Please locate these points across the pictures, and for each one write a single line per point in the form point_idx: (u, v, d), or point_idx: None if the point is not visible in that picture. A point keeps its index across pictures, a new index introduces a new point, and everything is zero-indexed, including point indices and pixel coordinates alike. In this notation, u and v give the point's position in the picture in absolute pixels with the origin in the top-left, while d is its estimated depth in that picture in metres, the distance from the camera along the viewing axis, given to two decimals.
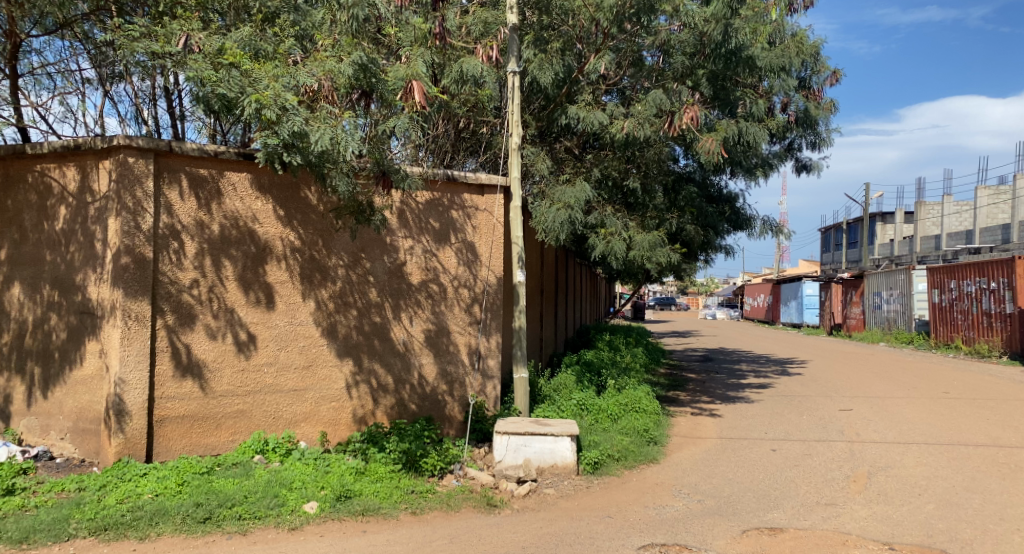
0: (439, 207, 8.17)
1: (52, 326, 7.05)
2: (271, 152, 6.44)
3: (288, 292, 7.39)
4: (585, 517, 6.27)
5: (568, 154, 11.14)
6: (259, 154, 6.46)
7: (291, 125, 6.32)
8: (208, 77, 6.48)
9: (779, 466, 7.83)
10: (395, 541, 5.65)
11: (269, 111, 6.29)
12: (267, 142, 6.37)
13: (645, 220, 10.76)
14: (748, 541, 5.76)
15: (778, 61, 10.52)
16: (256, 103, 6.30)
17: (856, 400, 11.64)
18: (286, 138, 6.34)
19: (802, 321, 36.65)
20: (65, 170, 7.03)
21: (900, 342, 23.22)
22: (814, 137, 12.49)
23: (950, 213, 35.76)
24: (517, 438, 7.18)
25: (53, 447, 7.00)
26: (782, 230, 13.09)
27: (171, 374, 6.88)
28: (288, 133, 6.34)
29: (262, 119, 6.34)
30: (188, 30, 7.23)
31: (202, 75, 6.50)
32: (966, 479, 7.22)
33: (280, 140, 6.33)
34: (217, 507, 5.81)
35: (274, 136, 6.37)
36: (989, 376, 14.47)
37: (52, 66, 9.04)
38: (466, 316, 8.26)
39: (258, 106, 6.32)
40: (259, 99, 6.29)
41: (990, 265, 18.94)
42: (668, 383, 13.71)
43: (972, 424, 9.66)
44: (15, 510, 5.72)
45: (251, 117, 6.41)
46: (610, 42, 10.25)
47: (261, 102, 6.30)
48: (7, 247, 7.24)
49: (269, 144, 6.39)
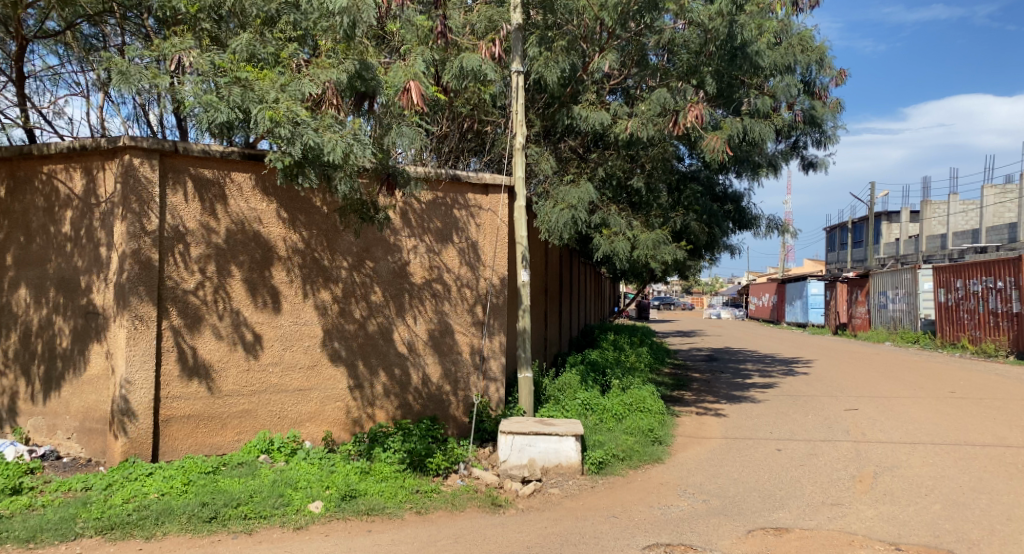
0: (443, 207, 8.17)
1: (59, 328, 7.07)
2: (289, 167, 6.50)
3: (293, 293, 7.40)
4: (590, 517, 6.28)
5: (572, 153, 11.20)
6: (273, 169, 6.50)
7: (304, 141, 6.36)
8: (210, 100, 6.51)
9: (784, 466, 7.82)
10: (400, 540, 5.66)
11: (283, 129, 6.34)
12: (282, 163, 6.42)
13: (649, 221, 10.79)
14: (754, 540, 5.76)
15: (783, 60, 10.76)
16: (269, 121, 6.35)
17: (862, 400, 11.60)
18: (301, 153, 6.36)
19: (807, 320, 36.57)
20: (71, 173, 7.05)
21: (905, 341, 23.14)
22: (820, 135, 12.47)
23: (956, 213, 35.69)
24: (521, 438, 7.18)
25: (60, 447, 7.04)
26: (787, 229, 13.09)
27: (176, 374, 6.91)
28: (303, 148, 6.36)
29: (277, 138, 6.40)
30: (181, 49, 7.20)
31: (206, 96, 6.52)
32: (972, 479, 7.20)
33: (297, 156, 6.36)
34: (222, 507, 5.83)
35: (291, 153, 6.44)
36: (997, 377, 14.40)
37: (58, 68, 9.09)
38: (470, 316, 8.27)
39: (271, 123, 6.37)
40: (272, 116, 6.34)
41: (996, 265, 18.89)
42: (673, 383, 13.67)
43: (978, 425, 9.62)
44: (22, 510, 5.74)
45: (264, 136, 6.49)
46: (615, 40, 10.37)
47: (274, 119, 6.35)
48: (14, 249, 7.29)
49: (284, 160, 6.41)
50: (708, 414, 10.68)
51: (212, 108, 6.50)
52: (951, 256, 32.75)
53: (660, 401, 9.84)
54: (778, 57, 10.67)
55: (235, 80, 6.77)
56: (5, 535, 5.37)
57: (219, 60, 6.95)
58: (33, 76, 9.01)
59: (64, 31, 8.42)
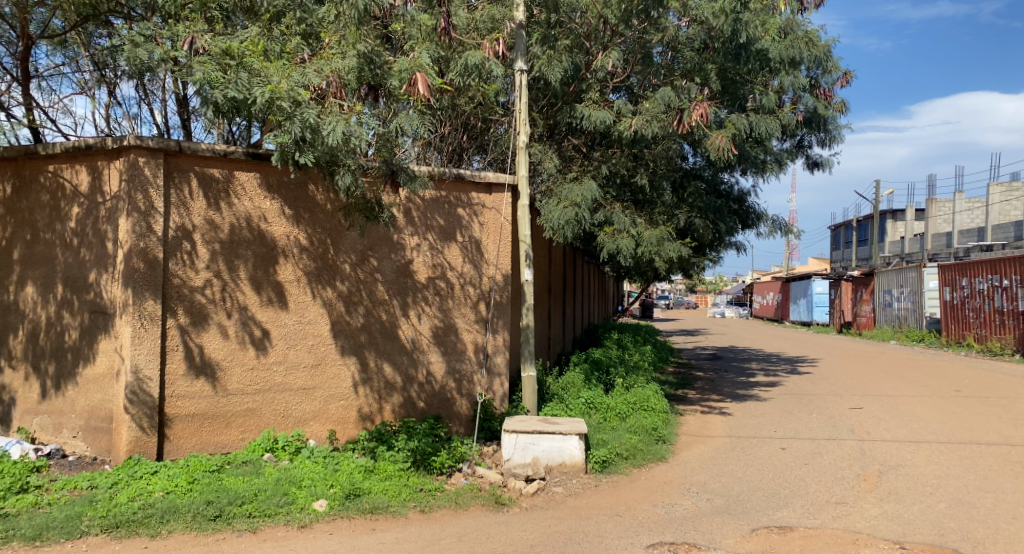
0: (445, 204, 8.18)
1: (65, 325, 7.10)
2: (288, 148, 6.56)
3: (297, 292, 7.42)
4: (594, 516, 6.27)
5: (576, 152, 11.17)
6: (273, 154, 6.59)
7: (303, 118, 6.40)
8: (217, 78, 6.56)
9: (788, 465, 7.80)
10: (405, 539, 5.67)
11: (283, 103, 6.37)
12: (281, 141, 6.48)
13: (653, 217, 10.71)
14: (758, 540, 5.76)
15: (787, 53, 10.38)
16: (270, 94, 6.39)
17: (866, 399, 11.56)
18: (300, 134, 6.40)
19: (812, 318, 36.50)
20: (76, 171, 7.08)
21: (911, 340, 23.07)
22: (825, 136, 12.49)
23: (962, 210, 35.60)
24: (525, 437, 7.17)
25: (66, 444, 7.07)
26: (792, 229, 13.04)
27: (182, 372, 6.93)
28: (302, 128, 6.40)
29: (279, 112, 6.43)
30: (194, 32, 7.25)
31: (211, 75, 6.58)
32: (977, 478, 7.18)
33: (295, 135, 6.39)
34: (227, 505, 5.83)
35: (289, 131, 6.44)
36: (1003, 376, 14.34)
37: (63, 67, 9.12)
38: (474, 313, 8.28)
39: (272, 96, 6.40)
40: (273, 90, 6.38)
41: (1002, 262, 18.84)
42: (677, 382, 13.65)
43: (983, 423, 9.58)
44: (28, 508, 5.78)
45: (265, 112, 6.51)
46: (619, 39, 10.30)
47: (275, 93, 6.39)
48: (20, 247, 7.32)
49: (283, 137, 6.45)
50: (712, 412, 10.66)
51: (217, 85, 6.53)
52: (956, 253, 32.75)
53: (665, 399, 9.84)
54: (784, 50, 10.34)
55: (241, 64, 6.79)
56: (12, 533, 5.39)
57: (228, 45, 6.84)
58: (40, 75, 9.04)
59: (69, 31, 8.43)
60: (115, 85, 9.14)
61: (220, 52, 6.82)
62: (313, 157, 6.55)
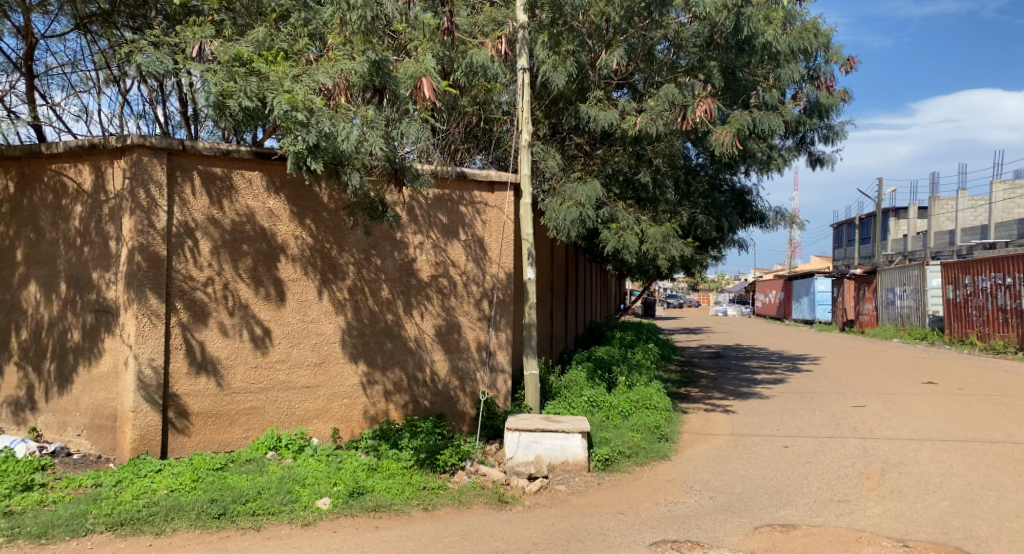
0: (449, 203, 8.18)
1: (69, 325, 7.12)
2: (301, 156, 6.51)
3: (300, 290, 7.44)
4: (597, 514, 6.28)
5: (578, 150, 11.20)
6: (287, 162, 6.52)
7: (320, 127, 6.46)
8: (229, 88, 6.55)
9: (791, 463, 7.81)
10: (408, 536, 5.69)
11: (299, 114, 6.40)
12: (296, 152, 6.46)
13: (657, 216, 10.68)
14: (760, 537, 5.77)
15: (795, 44, 10.31)
16: (287, 104, 6.39)
17: (869, 396, 11.61)
18: (317, 141, 6.46)
19: (812, 317, 36.83)
20: (80, 170, 7.10)
21: (913, 338, 23.07)
22: (827, 129, 12.72)
23: (965, 208, 35.48)
24: (528, 435, 7.17)
25: (71, 443, 7.09)
26: (794, 221, 13.07)
27: (185, 370, 6.94)
28: (320, 136, 6.47)
29: (292, 122, 6.45)
30: (202, 37, 7.22)
31: (222, 85, 6.55)
32: (981, 476, 7.16)
33: (312, 143, 6.42)
34: (230, 503, 5.85)
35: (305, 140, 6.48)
36: (1004, 373, 14.37)
37: (69, 67, 9.17)
38: (477, 311, 8.31)
39: (288, 107, 6.40)
40: (289, 100, 6.39)
41: (1005, 261, 18.82)
42: (680, 379, 13.71)
43: (986, 421, 9.57)
44: (33, 506, 5.80)
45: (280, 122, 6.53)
46: (621, 36, 10.34)
47: (292, 104, 6.40)
48: (24, 247, 7.34)
49: (297, 145, 6.44)
50: (716, 410, 10.72)
51: (229, 94, 6.52)
52: (959, 252, 32.59)
53: (667, 398, 9.82)
54: (791, 41, 10.35)
55: (249, 72, 6.82)
56: (16, 531, 5.41)
57: (238, 50, 6.90)
58: (44, 75, 9.10)
59: (74, 30, 8.46)
60: (120, 83, 9.21)
61: (229, 59, 6.82)
62: (326, 160, 6.59)
